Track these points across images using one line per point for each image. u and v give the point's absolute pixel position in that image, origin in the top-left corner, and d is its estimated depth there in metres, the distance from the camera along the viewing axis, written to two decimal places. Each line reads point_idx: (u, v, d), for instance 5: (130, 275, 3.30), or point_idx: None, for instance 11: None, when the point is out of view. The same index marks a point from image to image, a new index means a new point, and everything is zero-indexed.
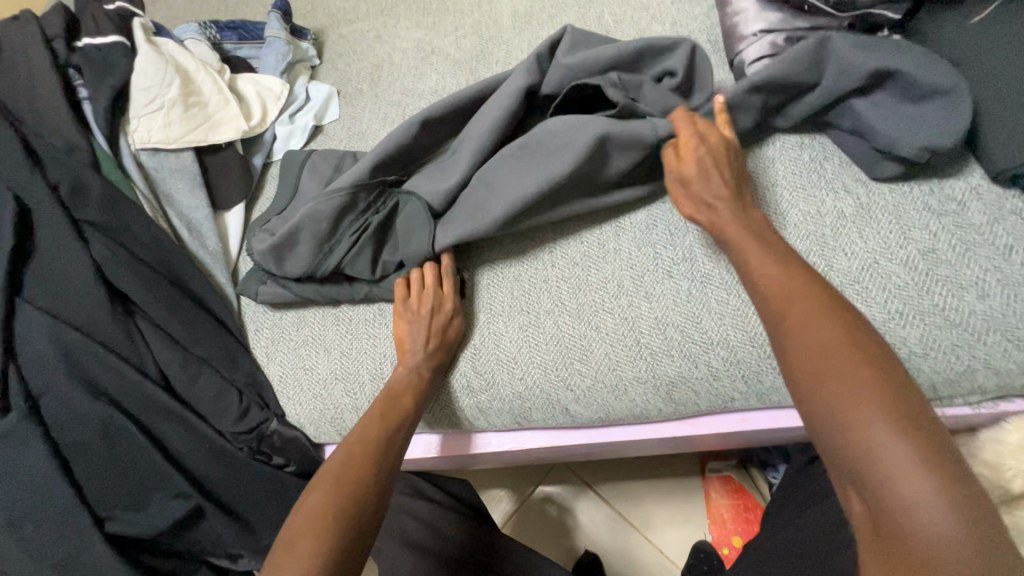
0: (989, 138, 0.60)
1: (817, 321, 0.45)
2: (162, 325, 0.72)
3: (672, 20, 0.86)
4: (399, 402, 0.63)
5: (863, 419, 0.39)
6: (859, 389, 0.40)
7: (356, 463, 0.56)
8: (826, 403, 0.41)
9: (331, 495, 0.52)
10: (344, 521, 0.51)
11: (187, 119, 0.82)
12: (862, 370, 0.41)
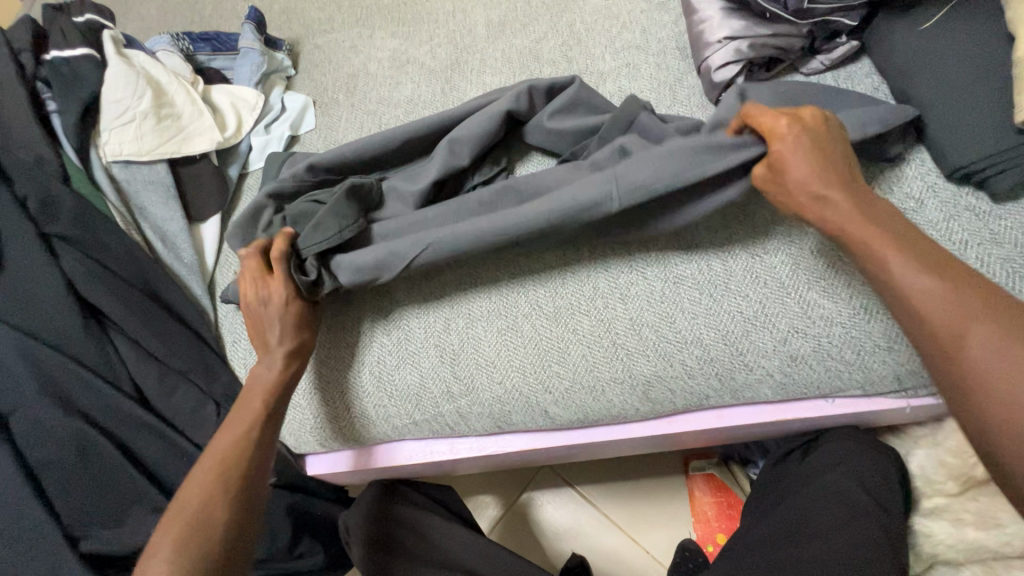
0: (943, 138, 0.62)
1: (912, 261, 0.48)
2: (137, 339, 0.72)
3: (642, 28, 0.88)
4: (255, 403, 0.63)
5: (970, 333, 0.44)
6: (953, 308, 0.45)
7: (208, 472, 0.57)
8: (939, 330, 0.45)
9: (183, 513, 0.54)
10: (188, 538, 0.53)
11: (160, 131, 0.81)
12: (983, 317, 0.44)
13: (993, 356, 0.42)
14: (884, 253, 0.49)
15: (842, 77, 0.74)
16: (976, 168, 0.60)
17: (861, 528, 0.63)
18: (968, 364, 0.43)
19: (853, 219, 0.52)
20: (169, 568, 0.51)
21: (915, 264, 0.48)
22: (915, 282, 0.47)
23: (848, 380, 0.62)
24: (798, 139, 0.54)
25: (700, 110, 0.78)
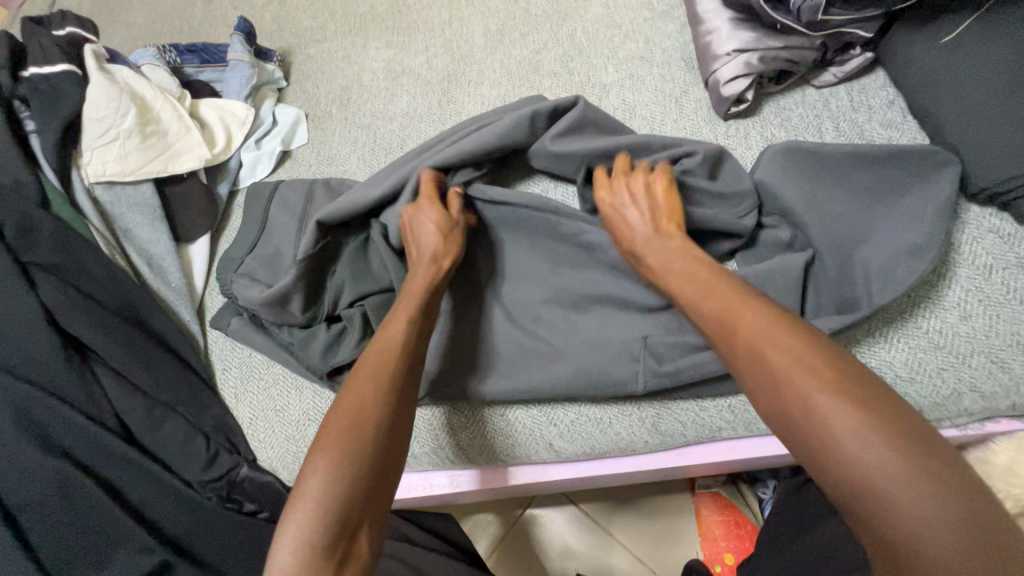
0: (964, 158, 0.60)
1: (787, 348, 0.43)
2: (122, 370, 0.68)
3: (646, 38, 0.85)
4: (408, 307, 0.57)
5: (860, 451, 0.37)
6: (843, 420, 0.38)
7: (365, 387, 0.49)
8: (821, 447, 0.39)
9: (340, 416, 0.47)
10: (347, 447, 0.45)
11: (145, 149, 0.78)
12: (870, 432, 0.37)
13: (891, 480, 0.36)
14: (834, 421, 0.38)
15: (856, 90, 0.71)
16: (1002, 189, 0.57)
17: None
18: (864, 484, 0.36)
19: (710, 282, 0.52)
20: (334, 474, 0.43)
21: (800, 355, 0.42)
22: (790, 369, 0.42)
23: None
24: (649, 179, 0.64)
25: (707, 124, 0.75)
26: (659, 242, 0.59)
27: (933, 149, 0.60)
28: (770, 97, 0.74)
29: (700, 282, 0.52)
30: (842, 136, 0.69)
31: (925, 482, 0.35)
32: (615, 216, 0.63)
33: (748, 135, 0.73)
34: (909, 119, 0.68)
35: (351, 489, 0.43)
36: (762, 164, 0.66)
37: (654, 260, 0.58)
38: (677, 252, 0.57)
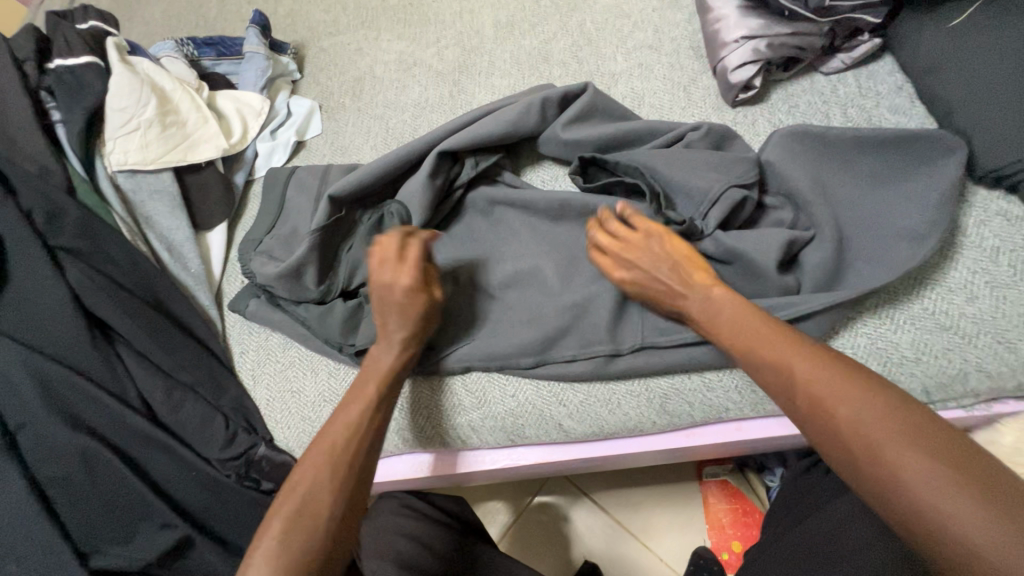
0: (973, 142, 0.60)
1: (862, 407, 0.45)
2: (144, 352, 0.71)
3: (654, 27, 0.86)
4: (375, 376, 0.59)
5: (906, 471, 0.42)
6: (930, 479, 0.41)
7: (308, 470, 0.52)
8: (911, 509, 0.41)
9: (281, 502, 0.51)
10: (291, 533, 0.49)
11: (165, 138, 0.81)
12: (911, 447, 0.42)
13: (991, 543, 0.38)
14: (886, 441, 0.43)
15: (864, 76, 0.72)
16: (1010, 171, 0.57)
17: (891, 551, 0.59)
18: (965, 543, 0.38)
19: (758, 329, 0.52)
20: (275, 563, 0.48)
21: (875, 412, 0.44)
22: (872, 429, 0.44)
23: None
24: (650, 243, 0.60)
25: (715, 111, 0.76)
26: (707, 293, 0.57)
27: (941, 134, 0.60)
28: (778, 84, 0.75)
29: (752, 330, 0.53)
30: (850, 122, 0.70)
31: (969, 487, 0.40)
32: (640, 290, 0.60)
33: (756, 122, 0.73)
34: (918, 105, 0.68)
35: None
36: (772, 146, 0.67)
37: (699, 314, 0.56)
38: (706, 301, 0.56)
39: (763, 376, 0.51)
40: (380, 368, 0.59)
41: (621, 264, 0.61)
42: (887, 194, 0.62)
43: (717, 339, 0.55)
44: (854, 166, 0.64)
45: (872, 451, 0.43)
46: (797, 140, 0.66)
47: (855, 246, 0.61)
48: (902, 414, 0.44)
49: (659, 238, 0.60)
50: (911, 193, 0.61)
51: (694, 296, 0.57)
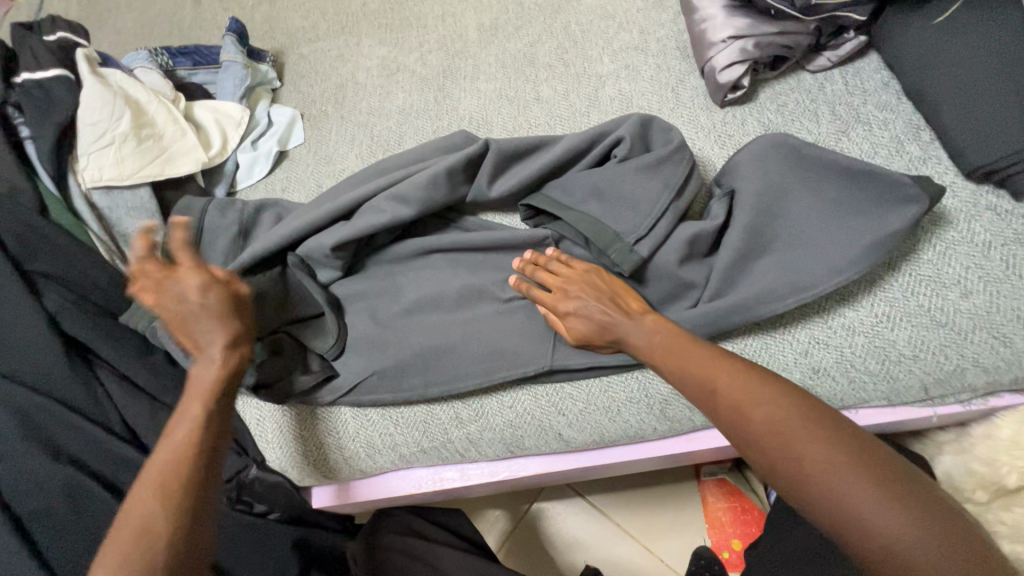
0: (961, 139, 0.60)
1: (781, 429, 0.46)
2: (128, 375, 0.68)
3: (640, 28, 0.85)
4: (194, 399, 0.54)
5: (817, 471, 0.44)
6: (856, 500, 0.42)
7: (140, 501, 0.48)
8: (838, 526, 0.42)
9: (119, 534, 0.47)
10: (128, 568, 0.45)
11: (141, 152, 0.78)
12: (820, 447, 0.45)
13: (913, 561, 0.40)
14: (796, 443, 0.45)
15: (850, 74, 0.72)
16: (998, 167, 0.58)
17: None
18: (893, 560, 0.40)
19: (688, 348, 0.54)
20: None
21: (790, 420, 0.46)
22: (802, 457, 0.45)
23: (872, 391, 0.59)
24: (586, 275, 0.62)
25: (704, 112, 0.75)
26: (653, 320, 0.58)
27: (907, 180, 0.59)
28: (766, 83, 0.74)
29: (685, 357, 0.53)
30: (838, 119, 0.70)
31: (872, 482, 0.43)
32: (580, 329, 0.60)
33: (745, 121, 0.73)
34: (904, 101, 0.68)
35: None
36: (747, 150, 0.66)
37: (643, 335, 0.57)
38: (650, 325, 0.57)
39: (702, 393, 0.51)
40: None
41: (563, 298, 0.61)
42: (857, 206, 0.61)
43: (656, 365, 0.55)
44: (818, 180, 0.63)
45: (787, 452, 0.45)
46: (767, 154, 0.65)
47: (832, 257, 0.60)
48: (828, 433, 0.45)
49: (592, 275, 0.62)
50: (880, 203, 0.60)
51: (630, 322, 0.57)
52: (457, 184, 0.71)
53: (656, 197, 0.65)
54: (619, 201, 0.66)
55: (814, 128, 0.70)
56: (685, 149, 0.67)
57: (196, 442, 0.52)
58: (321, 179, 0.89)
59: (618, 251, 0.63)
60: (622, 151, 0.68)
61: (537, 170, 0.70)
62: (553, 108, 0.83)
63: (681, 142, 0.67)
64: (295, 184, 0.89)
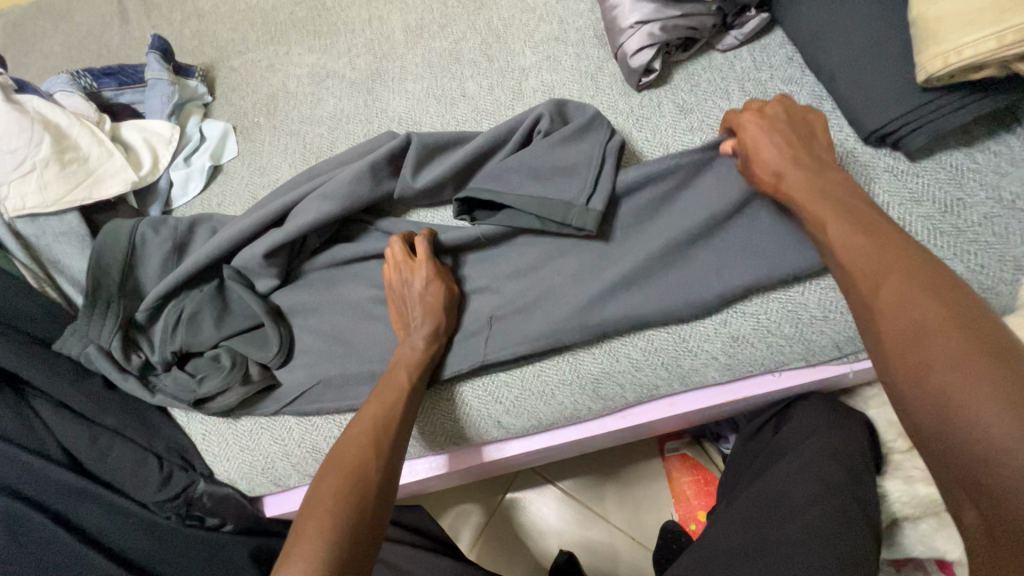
0: (856, 105, 0.63)
1: (915, 300, 0.42)
2: (64, 401, 0.68)
3: (559, 19, 0.86)
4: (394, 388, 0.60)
5: (962, 387, 0.37)
6: (964, 372, 0.37)
7: (353, 449, 0.53)
8: (943, 398, 0.38)
9: (336, 471, 0.51)
10: (351, 500, 0.49)
11: (66, 177, 0.77)
12: (976, 360, 0.37)
13: (1022, 447, 0.34)
14: (957, 347, 0.38)
15: (758, 50, 0.74)
16: (889, 130, 0.61)
17: (830, 503, 0.61)
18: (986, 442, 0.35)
19: (864, 222, 0.49)
20: (326, 528, 0.46)
21: (953, 330, 0.39)
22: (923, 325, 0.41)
23: (789, 353, 0.62)
24: (409, 280, 0.65)
25: (622, 97, 0.77)
26: (820, 175, 0.55)
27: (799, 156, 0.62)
28: (679, 65, 0.76)
29: (845, 218, 0.50)
30: (747, 95, 0.72)
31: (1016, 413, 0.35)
32: (397, 308, 0.67)
33: (661, 103, 0.75)
34: (807, 74, 0.71)
35: (338, 547, 0.45)
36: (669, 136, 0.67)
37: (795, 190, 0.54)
38: (820, 181, 0.54)
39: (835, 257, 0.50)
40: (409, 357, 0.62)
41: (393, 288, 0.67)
42: None
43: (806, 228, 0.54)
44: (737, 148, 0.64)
45: (923, 357, 0.40)
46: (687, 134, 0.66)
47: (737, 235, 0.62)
48: (980, 354, 0.37)
49: (417, 288, 0.64)
50: None
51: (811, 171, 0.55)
52: (381, 180, 0.72)
53: (580, 169, 0.66)
54: (554, 171, 0.67)
55: (725, 105, 0.73)
56: (601, 117, 0.69)
57: (393, 413, 0.57)
58: (257, 191, 0.89)
59: (574, 217, 0.64)
60: (544, 126, 0.69)
61: (457, 159, 0.70)
62: (479, 104, 0.85)
63: (596, 112, 0.69)
64: (231, 198, 0.90)
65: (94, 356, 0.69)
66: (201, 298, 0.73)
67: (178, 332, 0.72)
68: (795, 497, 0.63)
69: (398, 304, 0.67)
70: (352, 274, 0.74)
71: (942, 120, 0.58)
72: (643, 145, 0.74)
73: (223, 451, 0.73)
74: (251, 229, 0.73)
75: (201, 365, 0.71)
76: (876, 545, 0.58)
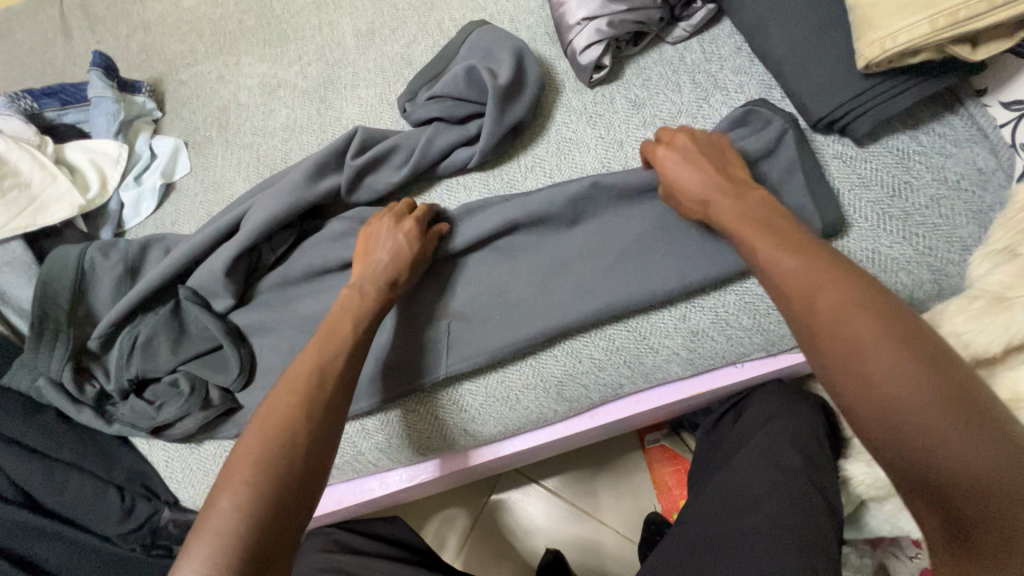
0: (803, 93, 0.63)
1: (847, 306, 0.41)
2: (17, 438, 0.66)
3: (510, 17, 0.85)
4: (336, 336, 0.56)
5: (898, 389, 0.37)
6: (917, 398, 0.36)
7: (282, 407, 0.49)
8: (886, 401, 0.37)
9: (261, 436, 0.47)
10: (275, 472, 0.45)
11: (7, 205, 0.75)
12: (910, 364, 0.37)
13: (957, 448, 0.34)
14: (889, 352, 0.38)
15: (707, 42, 0.74)
16: (837, 117, 0.61)
17: (792, 489, 0.61)
18: (940, 463, 0.34)
19: (785, 232, 0.49)
20: (244, 507, 0.43)
21: (873, 331, 0.40)
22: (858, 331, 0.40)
23: (749, 343, 0.63)
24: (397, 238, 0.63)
25: (575, 94, 0.76)
26: (740, 195, 0.54)
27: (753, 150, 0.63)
28: (630, 59, 0.76)
29: (773, 228, 0.50)
30: (698, 87, 0.72)
31: (954, 412, 0.35)
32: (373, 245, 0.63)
33: (613, 99, 0.74)
34: (756, 63, 0.72)
35: (257, 517, 0.43)
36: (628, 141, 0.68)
37: (726, 217, 0.54)
38: (740, 206, 0.54)
39: (767, 280, 0.49)
40: (353, 302, 0.59)
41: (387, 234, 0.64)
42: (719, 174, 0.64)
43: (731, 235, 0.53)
44: None
45: (854, 355, 0.40)
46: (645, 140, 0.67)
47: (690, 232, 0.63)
48: (912, 360, 0.37)
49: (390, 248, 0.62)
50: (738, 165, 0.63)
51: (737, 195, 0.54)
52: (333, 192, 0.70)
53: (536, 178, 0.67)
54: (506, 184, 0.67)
55: (677, 98, 0.72)
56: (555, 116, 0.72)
57: (327, 366, 0.53)
58: (211, 208, 0.87)
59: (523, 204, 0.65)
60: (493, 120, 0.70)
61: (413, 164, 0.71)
62: None
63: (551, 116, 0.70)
64: (185, 217, 0.87)
65: (46, 389, 0.67)
66: (155, 321, 0.71)
67: (133, 359, 0.70)
68: (758, 486, 0.63)
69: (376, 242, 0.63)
70: (310, 289, 0.73)
71: (886, 106, 0.59)
72: (598, 142, 0.73)
73: (188, 477, 0.71)
74: (204, 246, 0.71)
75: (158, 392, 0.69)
76: (836, 528, 0.59)
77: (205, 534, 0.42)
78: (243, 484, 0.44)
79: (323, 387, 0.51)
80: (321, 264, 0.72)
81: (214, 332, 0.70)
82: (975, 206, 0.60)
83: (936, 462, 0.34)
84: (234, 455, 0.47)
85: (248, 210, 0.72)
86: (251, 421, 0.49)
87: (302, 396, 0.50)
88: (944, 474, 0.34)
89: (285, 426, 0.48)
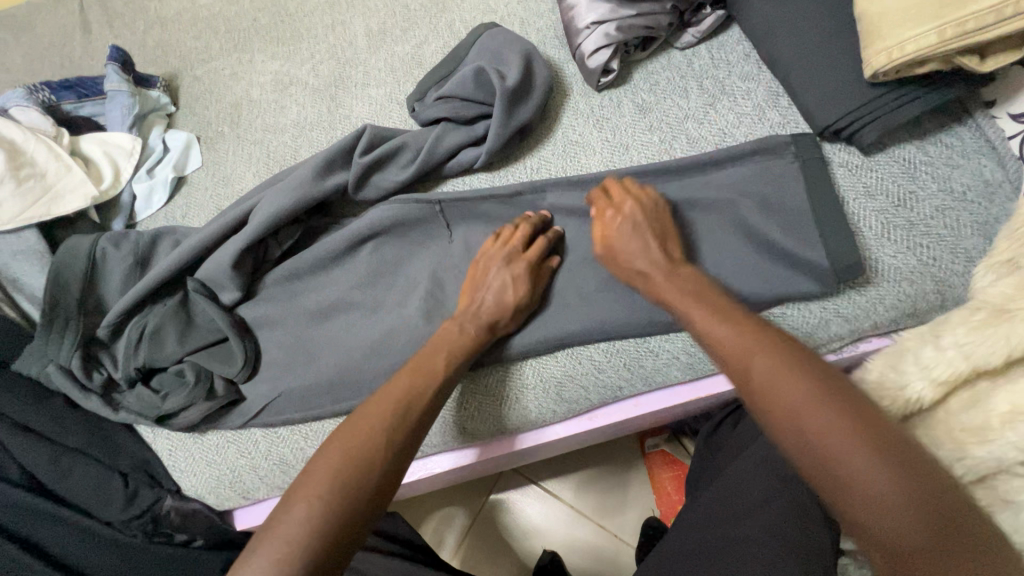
0: (810, 100, 0.63)
1: (788, 389, 0.44)
2: (26, 423, 0.67)
3: (521, 20, 0.86)
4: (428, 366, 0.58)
5: (856, 458, 0.40)
6: (860, 464, 0.40)
7: (373, 422, 0.51)
8: (835, 467, 0.41)
9: (342, 448, 0.50)
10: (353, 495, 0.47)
11: (22, 194, 0.76)
12: (856, 437, 0.41)
13: (894, 511, 0.38)
14: (833, 424, 0.41)
15: (715, 48, 0.74)
16: (841, 125, 0.61)
17: (789, 497, 0.61)
18: (875, 517, 0.39)
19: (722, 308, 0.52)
20: (322, 518, 0.45)
21: (829, 408, 0.42)
22: (794, 405, 0.44)
23: None
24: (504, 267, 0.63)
25: (582, 97, 0.77)
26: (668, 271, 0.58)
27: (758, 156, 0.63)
28: (638, 64, 0.76)
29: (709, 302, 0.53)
30: (705, 93, 0.73)
31: (900, 481, 0.39)
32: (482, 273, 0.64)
33: (621, 103, 0.75)
34: (764, 70, 0.72)
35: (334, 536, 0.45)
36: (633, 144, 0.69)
37: (668, 286, 0.56)
38: (669, 281, 0.57)
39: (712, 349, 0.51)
40: (453, 336, 0.60)
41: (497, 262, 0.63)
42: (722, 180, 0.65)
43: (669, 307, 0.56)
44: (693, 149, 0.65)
45: (793, 430, 0.43)
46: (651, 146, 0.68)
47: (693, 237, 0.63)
48: (857, 434, 0.41)
49: (500, 282, 0.62)
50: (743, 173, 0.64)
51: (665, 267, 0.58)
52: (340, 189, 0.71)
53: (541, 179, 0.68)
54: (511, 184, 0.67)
55: (683, 103, 0.73)
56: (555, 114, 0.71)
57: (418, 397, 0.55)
58: (221, 202, 0.88)
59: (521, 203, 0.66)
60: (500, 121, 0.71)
61: (419, 161, 0.72)
62: None
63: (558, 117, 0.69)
64: (195, 210, 0.89)
65: (54, 376, 0.68)
66: (163, 312, 0.72)
67: (139, 348, 0.71)
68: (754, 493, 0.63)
69: (487, 269, 0.63)
70: (315, 284, 0.74)
71: (892, 115, 0.59)
72: (603, 145, 0.74)
73: (190, 466, 0.72)
74: (212, 239, 0.72)
75: (163, 382, 0.71)
76: (832, 539, 0.59)
77: (278, 534, 0.45)
78: (319, 498, 0.46)
79: (409, 421, 0.53)
80: (326, 259, 0.72)
81: (219, 325, 0.71)
82: (980, 217, 0.60)
83: (877, 520, 0.39)
84: (318, 460, 0.49)
85: (257, 203, 0.73)
86: (339, 428, 0.52)
87: (393, 424, 0.52)
88: (889, 533, 0.38)
89: (368, 450, 0.50)
